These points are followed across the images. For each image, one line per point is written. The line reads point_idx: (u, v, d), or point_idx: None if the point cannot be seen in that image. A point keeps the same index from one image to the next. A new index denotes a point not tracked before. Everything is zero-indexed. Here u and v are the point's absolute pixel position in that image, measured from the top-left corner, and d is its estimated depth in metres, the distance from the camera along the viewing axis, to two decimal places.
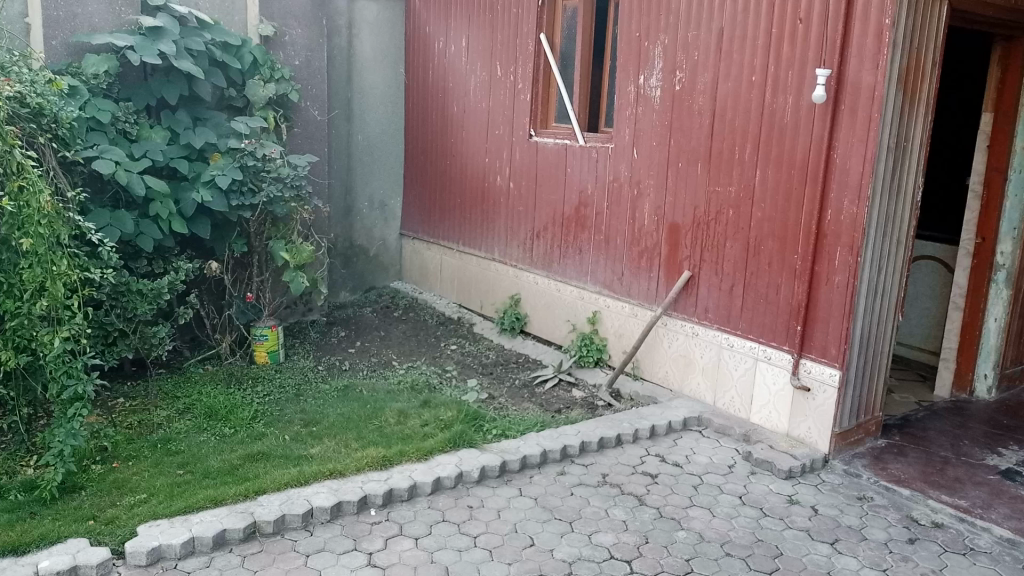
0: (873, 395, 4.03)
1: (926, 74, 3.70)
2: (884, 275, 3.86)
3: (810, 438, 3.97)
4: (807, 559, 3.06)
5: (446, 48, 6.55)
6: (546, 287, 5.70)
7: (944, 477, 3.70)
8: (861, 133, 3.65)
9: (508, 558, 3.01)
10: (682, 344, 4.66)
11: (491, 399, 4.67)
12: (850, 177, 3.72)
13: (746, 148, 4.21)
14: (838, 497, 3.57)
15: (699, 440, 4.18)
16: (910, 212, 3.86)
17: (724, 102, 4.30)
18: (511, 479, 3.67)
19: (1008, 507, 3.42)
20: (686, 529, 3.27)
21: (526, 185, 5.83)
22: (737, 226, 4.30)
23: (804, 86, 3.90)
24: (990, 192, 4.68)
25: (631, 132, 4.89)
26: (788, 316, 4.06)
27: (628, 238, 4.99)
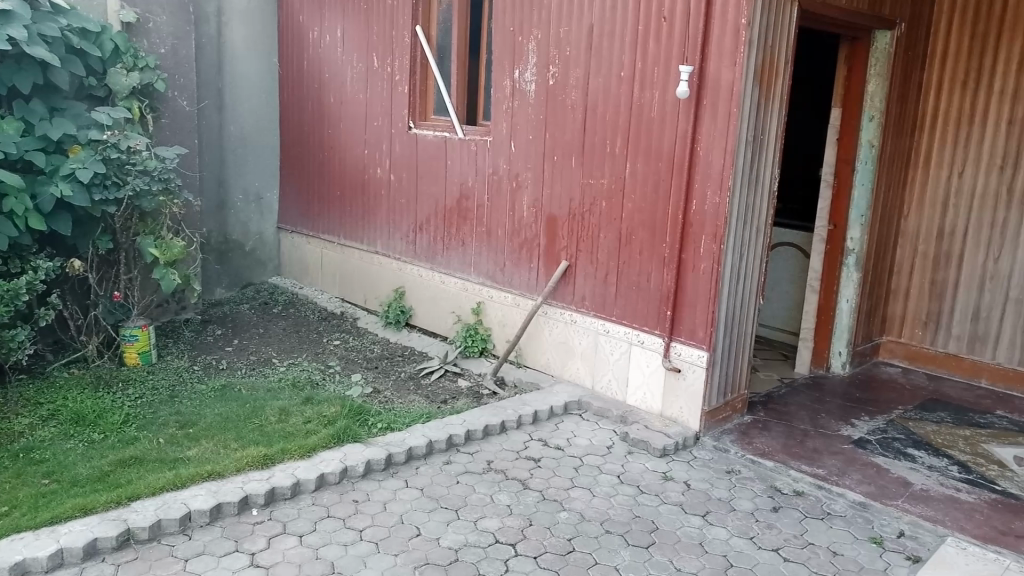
0: (738, 374, 4.28)
1: (779, 71, 3.95)
2: (745, 262, 4.10)
3: (682, 417, 4.17)
4: (681, 531, 3.23)
5: (321, 39, 6.45)
6: (430, 280, 5.72)
7: (804, 449, 3.98)
8: (722, 127, 3.86)
9: (394, 549, 3.04)
10: (561, 332, 4.79)
11: (376, 393, 4.66)
12: (712, 169, 3.92)
13: (616, 142, 4.37)
14: (708, 472, 3.79)
15: (579, 423, 4.32)
16: (767, 201, 4.12)
17: (596, 98, 4.44)
18: (397, 471, 3.69)
19: (860, 473, 3.71)
20: (568, 510, 3.38)
21: (406, 177, 5.83)
22: (610, 217, 4.46)
23: (669, 82, 4.08)
24: (840, 182, 5.05)
25: (508, 126, 4.97)
26: (659, 302, 4.25)
27: (509, 230, 5.08)
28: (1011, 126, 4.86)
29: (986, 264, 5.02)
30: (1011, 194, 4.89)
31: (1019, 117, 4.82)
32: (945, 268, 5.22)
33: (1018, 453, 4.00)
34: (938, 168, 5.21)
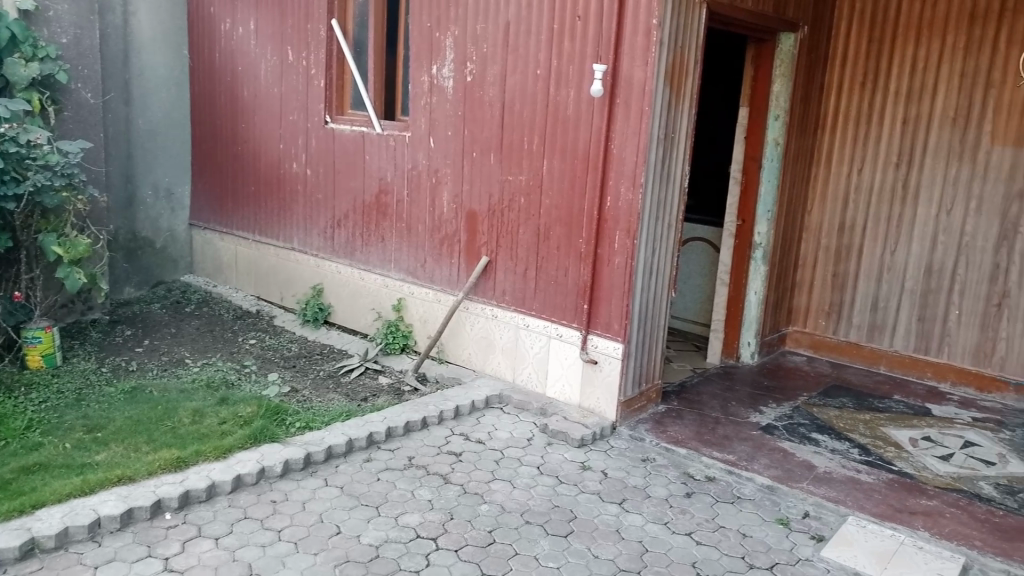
0: (652, 365, 4.40)
1: (689, 71, 4.07)
2: (658, 256, 4.22)
3: (599, 407, 4.27)
4: (598, 519, 3.32)
5: (233, 31, 6.30)
6: (349, 276, 5.67)
7: (715, 436, 4.13)
8: (634, 125, 3.96)
9: (314, 548, 3.02)
10: (482, 327, 4.83)
11: (294, 392, 4.60)
12: (625, 166, 4.02)
13: (534, 138, 4.43)
14: (625, 461, 3.89)
15: (500, 417, 4.37)
16: (678, 197, 4.25)
17: (513, 95, 4.49)
18: (316, 470, 3.66)
19: (768, 458, 3.88)
20: (488, 502, 3.43)
21: (323, 173, 5.76)
22: (528, 213, 4.51)
23: (584, 81, 4.15)
24: (748, 178, 5.23)
25: (426, 121, 4.97)
26: (577, 296, 4.33)
27: (428, 226, 5.08)
28: (905, 126, 5.14)
29: (884, 257, 5.30)
30: (906, 190, 5.17)
31: (912, 117, 5.10)
32: (847, 261, 5.47)
33: (912, 435, 4.24)
34: (839, 166, 5.46)
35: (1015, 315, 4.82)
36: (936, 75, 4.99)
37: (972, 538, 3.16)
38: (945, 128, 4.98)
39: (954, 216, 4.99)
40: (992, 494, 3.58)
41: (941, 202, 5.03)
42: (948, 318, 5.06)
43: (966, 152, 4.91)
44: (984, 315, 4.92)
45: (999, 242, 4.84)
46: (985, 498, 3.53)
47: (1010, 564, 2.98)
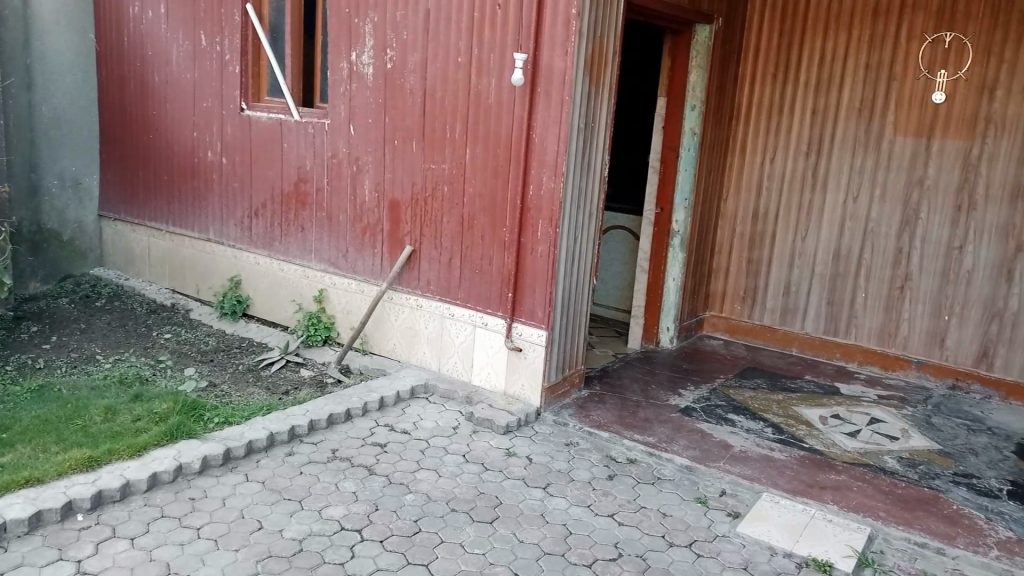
0: (575, 351, 4.47)
1: (608, 61, 4.13)
2: (580, 243, 4.27)
3: (524, 394, 4.31)
4: (523, 504, 3.35)
5: (143, 14, 6.06)
6: (268, 267, 5.55)
7: (636, 419, 4.22)
8: (555, 114, 4.00)
9: (234, 544, 2.96)
10: (407, 316, 4.81)
11: (212, 387, 4.49)
12: (547, 155, 4.06)
13: (455, 127, 4.42)
14: (549, 446, 3.94)
15: (425, 406, 4.36)
16: (599, 186, 4.31)
17: (434, 83, 4.47)
18: (236, 466, 3.58)
19: (686, 439, 3.98)
20: (414, 492, 3.42)
21: (239, 161, 5.61)
22: (452, 202, 4.51)
23: (505, 70, 4.16)
24: (666, 167, 5.34)
25: (346, 109, 4.90)
26: (500, 285, 4.36)
27: (349, 215, 5.02)
28: (814, 117, 5.33)
29: (795, 243, 5.50)
30: (815, 178, 5.37)
31: (821, 108, 5.29)
32: (761, 247, 5.66)
33: (822, 413, 4.42)
34: (753, 155, 5.63)
35: (915, 297, 5.07)
36: (843, 67, 5.19)
37: (877, 509, 3.32)
38: (851, 119, 5.19)
39: (859, 204, 5.21)
40: (895, 467, 3.76)
41: (847, 190, 5.25)
42: (855, 301, 5.30)
43: (870, 142, 5.13)
44: (888, 297, 5.17)
45: (901, 228, 5.08)
46: (889, 471, 3.71)
47: (911, 533, 3.14)
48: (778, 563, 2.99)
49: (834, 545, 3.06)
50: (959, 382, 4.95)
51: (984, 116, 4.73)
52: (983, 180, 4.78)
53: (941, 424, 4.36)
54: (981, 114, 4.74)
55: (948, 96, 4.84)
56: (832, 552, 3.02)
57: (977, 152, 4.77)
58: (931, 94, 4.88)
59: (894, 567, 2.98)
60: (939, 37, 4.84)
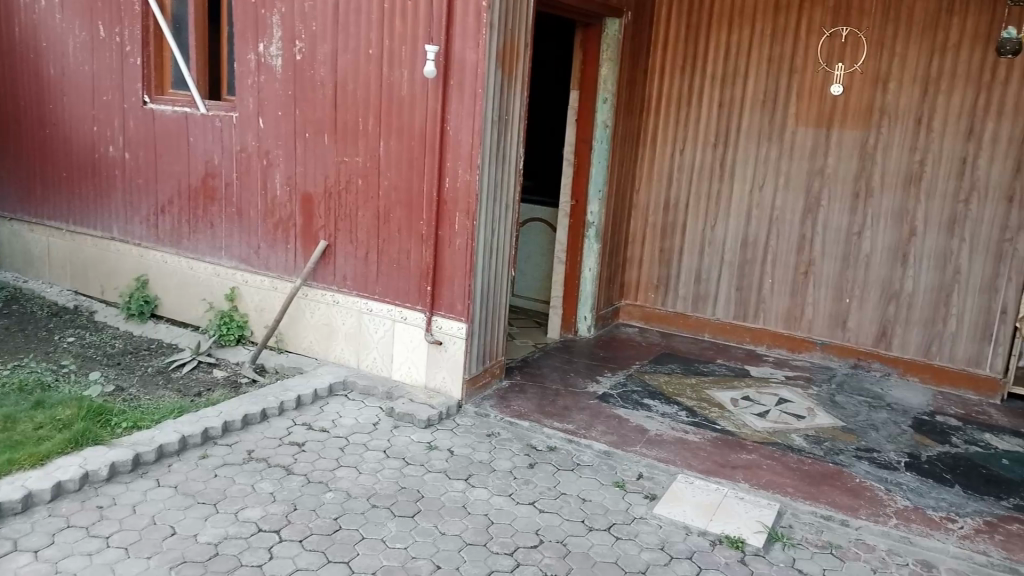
0: (494, 343, 4.48)
1: (520, 53, 4.15)
2: (497, 235, 4.29)
3: (445, 387, 4.30)
4: (445, 497, 3.35)
5: (34, 3, 5.76)
6: (177, 266, 5.37)
7: (556, 407, 4.27)
8: (469, 106, 3.99)
9: (146, 551, 2.86)
10: (323, 313, 4.73)
11: (120, 391, 4.32)
12: (462, 148, 4.05)
13: (368, 119, 4.36)
14: (470, 437, 3.94)
15: (344, 403, 4.30)
16: (514, 177, 4.33)
17: (345, 75, 4.40)
18: (147, 471, 3.46)
19: (605, 425, 4.05)
20: (334, 489, 3.38)
21: (143, 156, 5.40)
22: (366, 195, 4.45)
23: (417, 62, 4.13)
24: (580, 159, 5.40)
25: (255, 101, 4.77)
26: (419, 278, 4.33)
27: (261, 210, 4.90)
28: (721, 109, 5.48)
29: (705, 231, 5.65)
30: (723, 168, 5.52)
31: (727, 101, 5.45)
32: (673, 236, 5.79)
33: (733, 395, 4.57)
34: (664, 146, 5.75)
35: (818, 282, 5.29)
36: (747, 60, 5.35)
37: (785, 485, 3.46)
38: (756, 110, 5.36)
39: (765, 193, 5.40)
40: (802, 444, 3.92)
41: (754, 180, 5.43)
42: (763, 286, 5.49)
43: (774, 132, 5.31)
44: (793, 282, 5.37)
45: (804, 215, 5.28)
46: (797, 449, 3.87)
47: (817, 506, 3.28)
48: (693, 542, 3.08)
49: (745, 522, 3.17)
50: (860, 361, 5.19)
51: (878, 107, 4.96)
52: (878, 168, 5.01)
53: (844, 402, 4.56)
54: (875, 105, 4.96)
55: (845, 88, 5.04)
56: (744, 529, 3.12)
57: (873, 141, 5.00)
58: (830, 86, 5.09)
59: (801, 540, 3.11)
60: (836, 31, 5.04)
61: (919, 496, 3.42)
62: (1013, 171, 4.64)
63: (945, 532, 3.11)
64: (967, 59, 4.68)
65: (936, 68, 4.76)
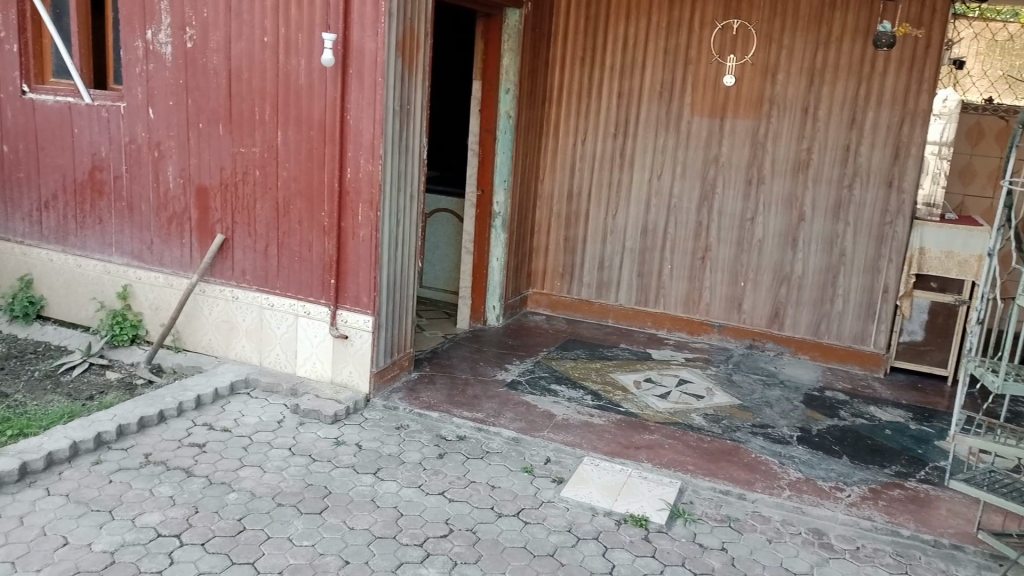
0: (402, 334, 4.45)
1: (420, 43, 4.12)
2: (402, 227, 4.25)
3: (352, 381, 4.25)
4: (353, 492, 3.30)
5: None
6: (63, 264, 5.10)
7: (465, 397, 4.28)
8: (369, 96, 3.94)
9: (36, 564, 2.72)
10: (222, 309, 4.58)
11: (4, 398, 4.08)
12: (363, 138, 3.99)
13: (264, 109, 4.25)
14: (379, 431, 3.90)
15: (247, 402, 4.18)
16: (418, 168, 4.30)
17: (239, 63, 4.26)
18: (35, 480, 3.28)
19: (513, 412, 4.09)
20: (237, 490, 3.28)
21: (22, 149, 5.10)
22: (265, 187, 4.34)
23: (314, 50, 4.05)
24: (484, 149, 5.39)
25: (144, 91, 4.57)
26: (322, 271, 4.26)
27: (153, 204, 4.71)
28: (621, 99, 5.59)
29: (608, 219, 5.76)
30: (624, 158, 5.63)
31: (626, 91, 5.55)
32: (576, 225, 5.88)
33: (637, 378, 4.68)
34: (566, 136, 5.81)
35: (715, 267, 5.47)
36: (644, 52, 5.46)
37: (686, 463, 3.57)
38: (654, 100, 5.48)
39: (663, 181, 5.54)
40: (702, 423, 4.05)
41: (653, 169, 5.56)
42: (663, 272, 5.64)
43: (671, 123, 5.45)
44: (692, 267, 5.54)
45: (701, 203, 5.45)
46: (697, 428, 3.99)
47: (716, 482, 3.40)
48: (599, 522, 3.14)
49: (649, 500, 3.26)
50: (756, 342, 5.40)
51: (768, 97, 5.15)
52: (769, 155, 5.21)
53: (741, 381, 4.74)
54: (765, 96, 5.16)
55: (737, 79, 5.22)
56: (647, 507, 3.20)
57: (764, 130, 5.19)
58: (723, 77, 5.25)
59: (702, 515, 3.22)
60: (728, 24, 5.19)
61: (810, 468, 3.59)
62: (891, 157, 4.91)
63: (834, 501, 3.28)
64: (848, 52, 4.91)
65: (821, 60, 4.98)
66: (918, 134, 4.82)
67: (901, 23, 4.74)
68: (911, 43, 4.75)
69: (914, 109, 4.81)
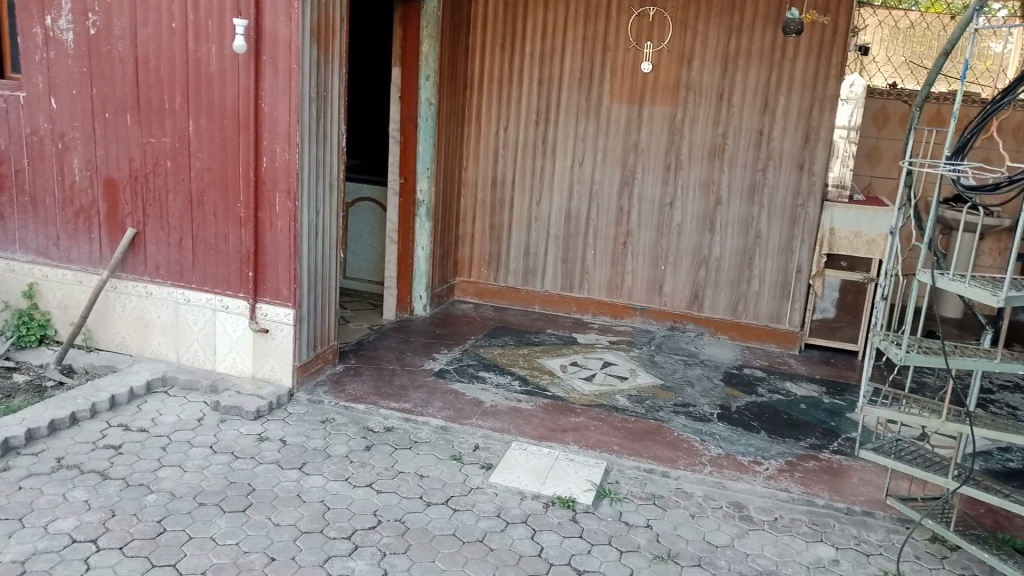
0: (325, 327, 4.38)
1: (335, 29, 4.05)
2: (321, 217, 4.18)
3: (275, 375, 4.16)
4: (278, 488, 3.24)
5: None
6: None
7: (392, 387, 4.24)
8: (284, 83, 3.85)
9: None
10: (136, 305, 4.43)
11: None
12: (278, 125, 3.90)
13: (174, 97, 4.11)
14: (303, 425, 3.84)
15: (165, 400, 4.06)
16: (336, 156, 4.23)
17: (146, 49, 4.10)
18: None
19: (441, 400, 4.08)
20: (156, 491, 3.18)
21: None
22: (177, 178, 4.20)
23: (225, 36, 3.93)
24: (405, 137, 5.33)
25: (45, 79, 4.35)
26: (240, 264, 4.15)
27: (58, 198, 4.50)
28: (541, 86, 5.61)
29: (531, 206, 5.79)
30: (546, 145, 5.66)
31: (547, 78, 5.58)
32: (501, 213, 5.89)
33: (563, 362, 4.73)
34: (488, 123, 5.80)
35: (637, 251, 5.57)
36: (563, 40, 5.49)
37: (611, 444, 3.63)
38: (575, 87, 5.52)
39: (585, 167, 5.60)
40: (626, 404, 4.13)
41: (575, 156, 5.61)
42: (587, 258, 5.70)
43: (591, 109, 5.50)
44: (614, 252, 5.62)
45: (621, 188, 5.52)
46: (622, 409, 4.06)
47: (640, 461, 3.47)
48: (527, 506, 3.16)
49: (576, 481, 3.30)
50: (678, 324, 5.52)
51: (685, 83, 5.25)
52: (686, 140, 5.32)
53: (663, 362, 4.84)
54: (682, 82, 5.25)
55: (654, 65, 5.30)
56: (574, 489, 3.25)
57: (681, 116, 5.29)
58: (641, 63, 5.32)
59: (627, 493, 3.28)
60: (643, 11, 5.26)
61: (730, 443, 3.69)
62: (802, 140, 5.07)
63: (753, 475, 3.39)
64: (760, 39, 5.04)
65: (734, 46, 5.10)
66: (827, 118, 4.98)
67: (808, 10, 4.89)
68: (818, 29, 4.90)
69: (822, 93, 4.97)
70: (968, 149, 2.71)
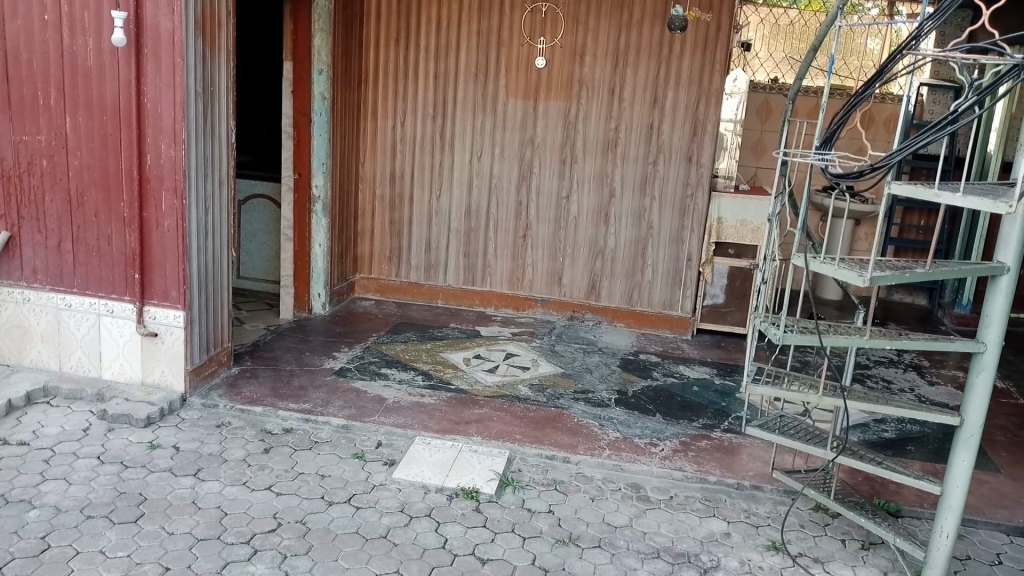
0: (218, 328, 4.26)
1: (221, 22, 3.93)
2: (211, 215, 4.05)
3: (165, 381, 4.02)
4: (172, 496, 3.14)
5: None
6: None
7: (291, 388, 4.17)
8: (168, 78, 3.71)
9: None
10: (13, 312, 4.19)
11: None
12: (163, 121, 3.76)
13: (48, 93, 3.90)
14: (197, 430, 3.72)
15: (47, 411, 3.85)
16: (225, 153, 4.11)
17: (16, 42, 3.88)
18: None
19: (342, 399, 4.03)
20: (39, 506, 3.02)
21: None
22: (54, 177, 3.99)
23: (103, 29, 3.76)
24: (299, 133, 5.20)
25: None
26: (125, 266, 3.99)
27: None
28: (437, 81, 5.60)
29: (431, 202, 5.78)
30: (444, 141, 5.66)
31: (442, 73, 5.58)
32: (400, 209, 5.85)
33: (465, 355, 4.75)
34: (384, 119, 5.74)
35: (536, 244, 5.65)
36: (457, 37, 5.50)
37: (514, 433, 3.68)
38: (470, 81, 5.54)
39: (483, 162, 5.63)
40: (528, 394, 4.18)
41: (473, 151, 5.63)
42: (488, 251, 5.74)
43: (487, 105, 5.53)
44: (514, 245, 5.69)
45: (519, 181, 5.58)
46: (523, 398, 4.12)
47: (542, 449, 3.53)
48: (431, 499, 3.17)
49: (478, 472, 3.33)
50: (577, 314, 5.63)
51: (577, 79, 5.34)
52: (580, 135, 5.42)
53: (563, 351, 4.93)
54: (575, 78, 5.34)
55: (548, 61, 5.37)
56: (477, 479, 3.27)
57: (575, 111, 5.39)
58: (534, 59, 5.38)
59: (529, 481, 3.33)
60: (535, 8, 5.32)
61: (628, 427, 3.80)
62: (690, 134, 5.25)
63: (649, 456, 3.50)
64: (648, 37, 5.18)
65: (624, 43, 5.22)
66: (713, 113, 5.18)
67: (692, 8, 5.06)
68: (702, 26, 5.08)
69: (708, 88, 5.15)
70: (836, 139, 2.87)
